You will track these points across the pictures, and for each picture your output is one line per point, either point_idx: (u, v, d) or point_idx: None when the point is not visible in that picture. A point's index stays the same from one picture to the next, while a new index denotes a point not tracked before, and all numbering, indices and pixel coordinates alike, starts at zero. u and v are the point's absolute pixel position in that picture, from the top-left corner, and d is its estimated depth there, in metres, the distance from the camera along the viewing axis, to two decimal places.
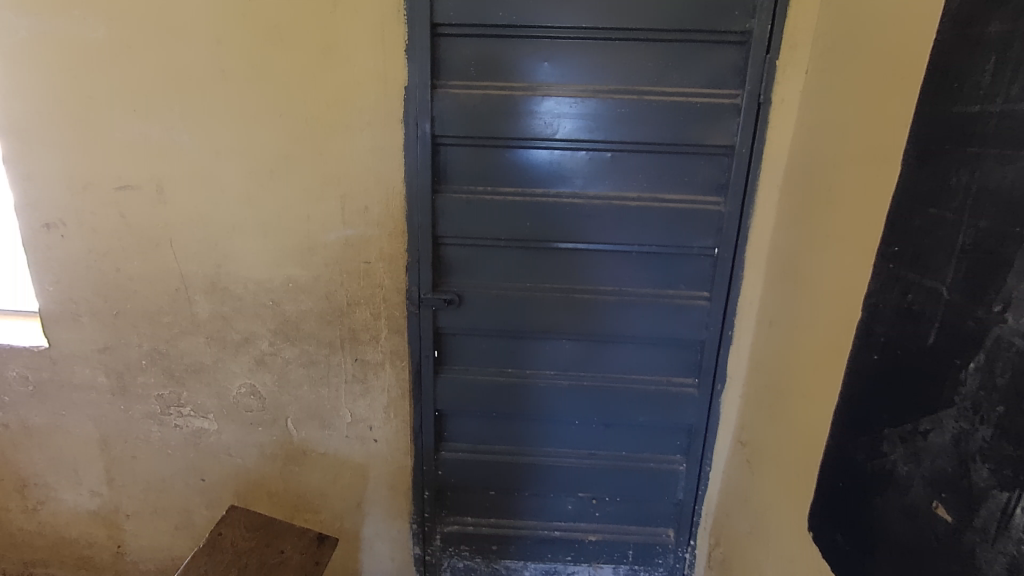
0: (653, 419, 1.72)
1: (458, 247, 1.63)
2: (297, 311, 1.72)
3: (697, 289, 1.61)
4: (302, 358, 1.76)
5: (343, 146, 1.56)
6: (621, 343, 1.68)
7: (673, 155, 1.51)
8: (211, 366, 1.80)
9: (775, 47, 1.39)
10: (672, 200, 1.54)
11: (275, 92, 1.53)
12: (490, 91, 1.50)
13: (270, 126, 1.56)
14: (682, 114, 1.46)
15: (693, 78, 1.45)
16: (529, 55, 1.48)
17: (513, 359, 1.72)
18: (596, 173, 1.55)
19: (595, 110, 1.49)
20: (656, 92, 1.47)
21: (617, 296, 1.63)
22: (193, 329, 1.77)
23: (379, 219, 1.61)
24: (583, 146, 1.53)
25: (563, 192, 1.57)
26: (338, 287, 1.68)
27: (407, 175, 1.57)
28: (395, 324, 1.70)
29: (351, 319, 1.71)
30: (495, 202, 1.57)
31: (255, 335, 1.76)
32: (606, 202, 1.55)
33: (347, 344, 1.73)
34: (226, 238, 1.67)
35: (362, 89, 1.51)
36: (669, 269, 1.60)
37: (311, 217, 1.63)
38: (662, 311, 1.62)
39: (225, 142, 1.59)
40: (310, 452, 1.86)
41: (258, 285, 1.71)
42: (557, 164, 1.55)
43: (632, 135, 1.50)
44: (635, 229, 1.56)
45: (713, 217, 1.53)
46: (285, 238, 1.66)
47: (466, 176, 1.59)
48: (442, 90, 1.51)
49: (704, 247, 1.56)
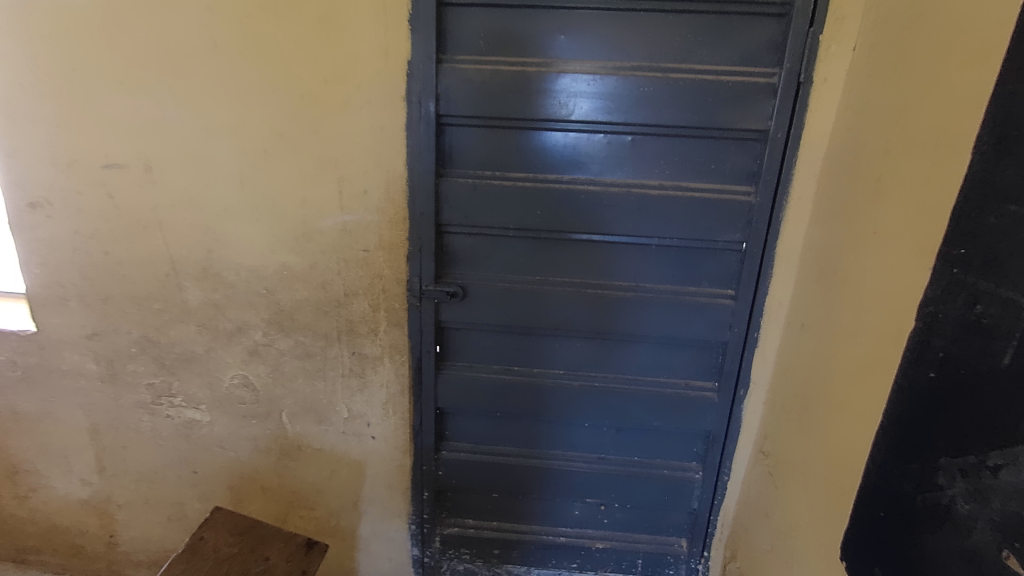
0: (669, 424, 1.61)
1: (463, 236, 1.52)
2: (292, 300, 1.62)
3: (721, 287, 1.49)
4: (297, 350, 1.67)
5: (342, 125, 1.45)
6: (636, 342, 1.57)
7: (699, 140, 1.38)
8: (202, 355, 1.72)
9: (820, 19, 1.25)
10: (697, 190, 1.41)
11: (268, 65, 1.42)
12: (501, 67, 1.38)
13: (264, 101, 1.45)
14: (711, 94, 1.33)
15: (725, 55, 1.32)
16: (544, 28, 1.35)
17: (520, 357, 1.62)
18: (614, 158, 1.42)
19: (615, 90, 1.35)
20: (683, 70, 1.33)
21: (634, 293, 1.51)
22: (184, 316, 1.68)
23: (378, 204, 1.50)
24: (602, 129, 1.40)
25: (577, 178, 1.45)
26: (334, 276, 1.58)
27: (409, 157, 1.45)
28: (395, 317, 1.59)
29: (348, 310, 1.60)
30: (503, 188, 1.45)
31: (248, 324, 1.66)
32: (624, 190, 1.43)
33: (344, 336, 1.63)
34: (217, 222, 1.57)
35: (362, 62, 1.39)
36: (692, 265, 1.48)
37: (307, 200, 1.52)
38: (682, 310, 1.50)
39: (216, 119, 1.48)
40: (306, 447, 1.78)
41: (251, 271, 1.61)
42: (573, 148, 1.42)
43: (655, 117, 1.36)
44: (656, 220, 1.44)
45: (742, 209, 1.40)
46: (280, 223, 1.55)
47: (473, 160, 1.47)
48: (449, 65, 1.38)
49: (731, 241, 1.43)
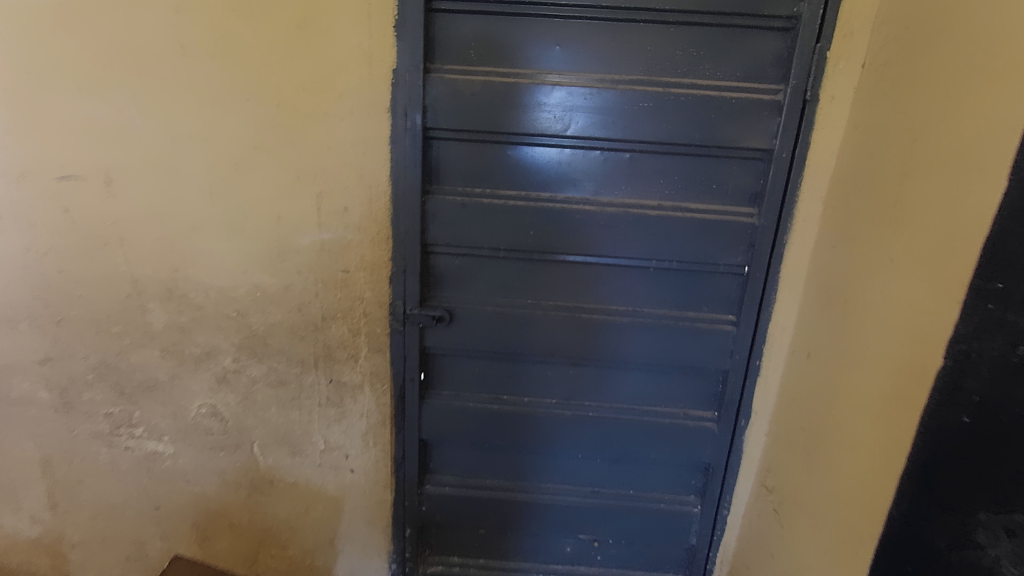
0: (666, 456, 1.52)
1: (450, 257, 1.43)
2: (265, 324, 1.51)
3: (722, 312, 1.42)
4: (270, 377, 1.56)
5: (321, 137, 1.35)
6: (631, 370, 1.48)
7: (700, 158, 1.31)
8: (167, 383, 1.59)
9: (827, 34, 1.19)
10: (698, 210, 1.34)
11: (242, 72, 1.32)
12: (492, 78, 1.30)
13: (237, 111, 1.35)
14: (714, 110, 1.26)
15: (728, 69, 1.26)
16: (538, 38, 1.28)
17: (509, 385, 1.52)
18: (611, 176, 1.35)
19: (612, 104, 1.28)
20: (684, 85, 1.27)
21: (631, 318, 1.43)
22: (146, 341, 1.55)
23: (359, 222, 1.40)
24: (598, 144, 1.32)
25: (572, 196, 1.37)
26: (311, 298, 1.47)
27: (394, 172, 1.36)
28: (376, 342, 1.49)
29: (326, 334, 1.50)
30: (494, 206, 1.37)
31: (216, 349, 1.55)
32: (621, 210, 1.35)
33: (321, 362, 1.52)
34: (184, 239, 1.46)
35: (344, 71, 1.30)
36: (691, 288, 1.41)
37: (282, 217, 1.42)
38: (681, 337, 1.42)
39: (185, 129, 1.37)
40: (278, 481, 1.65)
41: (221, 293, 1.49)
42: (567, 165, 1.35)
43: (654, 134, 1.29)
44: (654, 242, 1.36)
45: (745, 230, 1.33)
46: (252, 241, 1.44)
47: (462, 176, 1.38)
48: (437, 76, 1.30)
49: (733, 264, 1.36)
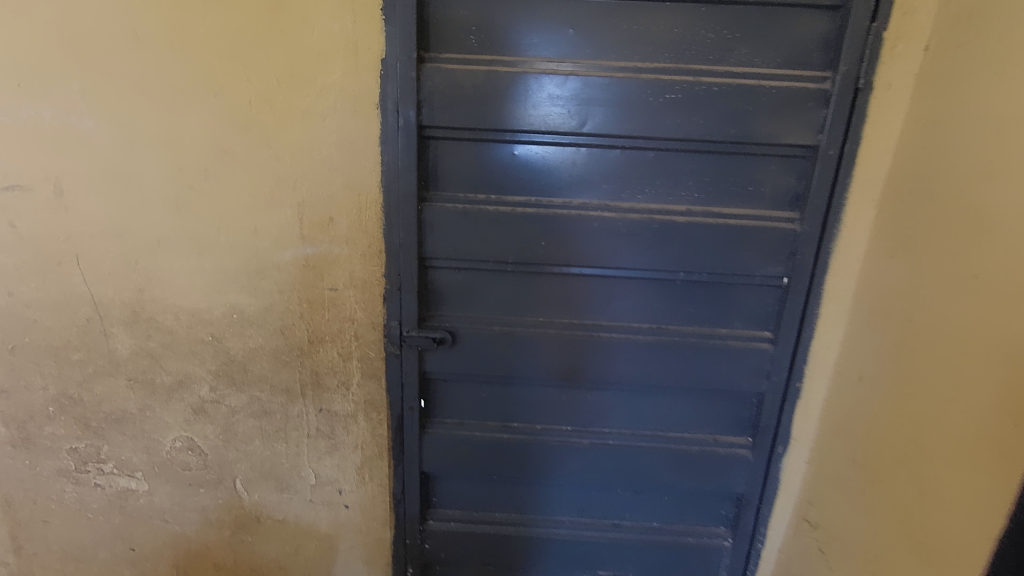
0: (695, 486, 1.38)
1: (451, 272, 1.27)
2: (244, 349, 1.34)
3: (756, 328, 1.27)
4: (252, 408, 1.40)
5: (301, 138, 1.18)
6: (654, 393, 1.33)
7: (735, 156, 1.15)
8: (136, 415, 1.43)
9: (884, 12, 1.04)
10: (731, 216, 1.18)
11: (208, 64, 1.15)
12: (496, 68, 1.13)
13: (203, 109, 1.18)
14: (752, 101, 1.10)
15: (767, 54, 1.10)
16: (548, 21, 1.11)
17: (519, 412, 1.37)
18: (633, 178, 1.18)
19: (635, 96, 1.11)
20: (717, 73, 1.10)
21: (655, 337, 1.28)
22: (112, 369, 1.39)
23: (347, 235, 1.23)
24: (619, 142, 1.16)
25: (589, 202, 1.20)
26: (296, 320, 1.31)
27: (385, 178, 1.19)
28: (370, 368, 1.33)
29: (313, 360, 1.34)
30: (500, 214, 1.20)
31: (191, 377, 1.38)
32: (645, 217, 1.19)
33: (308, 390, 1.36)
34: (149, 256, 1.29)
35: (325, 62, 1.13)
36: (722, 303, 1.25)
37: (259, 230, 1.25)
38: (711, 357, 1.27)
39: (144, 131, 1.20)
40: (265, 519, 1.50)
41: (193, 315, 1.33)
42: (583, 166, 1.18)
43: (683, 130, 1.12)
44: (683, 252, 1.20)
45: (785, 238, 1.18)
46: (226, 258, 1.27)
47: (463, 181, 1.21)
48: (433, 66, 1.13)
49: (771, 275, 1.21)
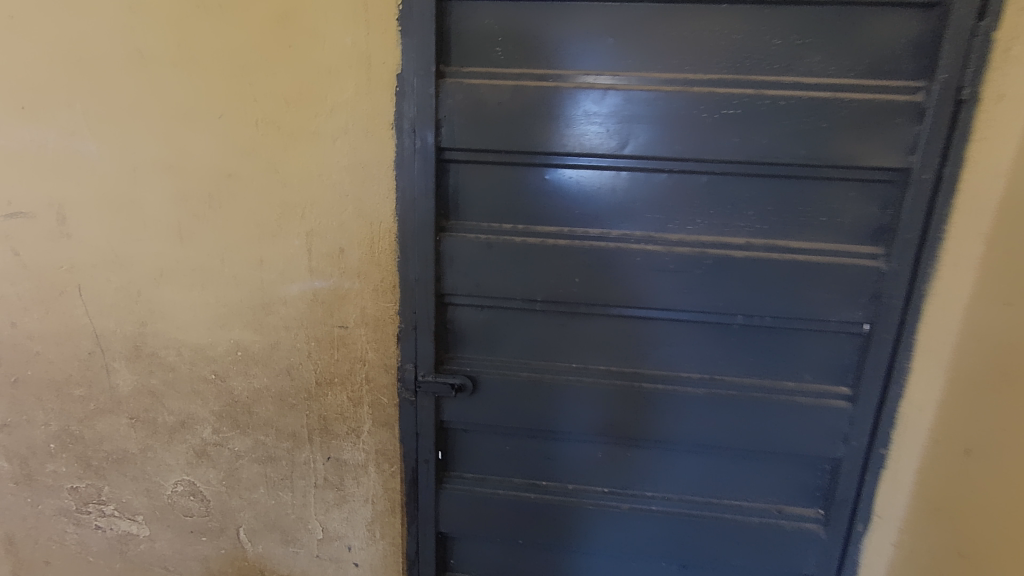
0: (753, 564, 1.18)
1: (473, 310, 1.12)
2: (249, 390, 1.23)
3: (830, 382, 1.08)
4: (257, 453, 1.28)
5: (309, 161, 1.07)
6: (705, 453, 1.15)
7: (805, 182, 0.98)
8: (138, 456, 1.33)
9: (994, 9, 0.86)
10: (801, 251, 1.00)
11: (213, 83, 1.06)
12: (525, 83, 0.99)
13: (206, 131, 1.09)
14: (827, 117, 0.93)
15: (846, 61, 0.92)
16: (584, 29, 0.97)
17: (549, 469, 1.20)
18: (683, 207, 1.02)
19: (685, 112, 0.96)
20: (784, 84, 0.93)
21: (708, 390, 1.10)
22: (114, 407, 1.30)
23: (358, 268, 1.11)
24: (666, 165, 1.00)
25: (631, 233, 1.04)
26: (303, 360, 1.19)
27: (400, 205, 1.06)
28: (382, 415, 1.19)
29: (320, 404, 1.21)
30: (528, 247, 1.06)
31: (193, 418, 1.28)
32: (697, 251, 1.02)
33: (316, 436, 1.24)
34: (151, 288, 1.20)
35: (336, 78, 1.02)
36: (788, 352, 1.07)
37: (265, 261, 1.14)
38: (774, 414, 1.09)
39: (147, 155, 1.12)
40: (269, 573, 1.37)
41: (196, 352, 1.23)
42: (624, 194, 1.03)
43: (743, 151, 0.96)
44: (741, 293, 1.03)
45: (866, 278, 0.99)
46: (230, 290, 1.17)
47: (487, 209, 1.08)
48: (454, 82, 1.01)
49: (849, 321, 1.02)
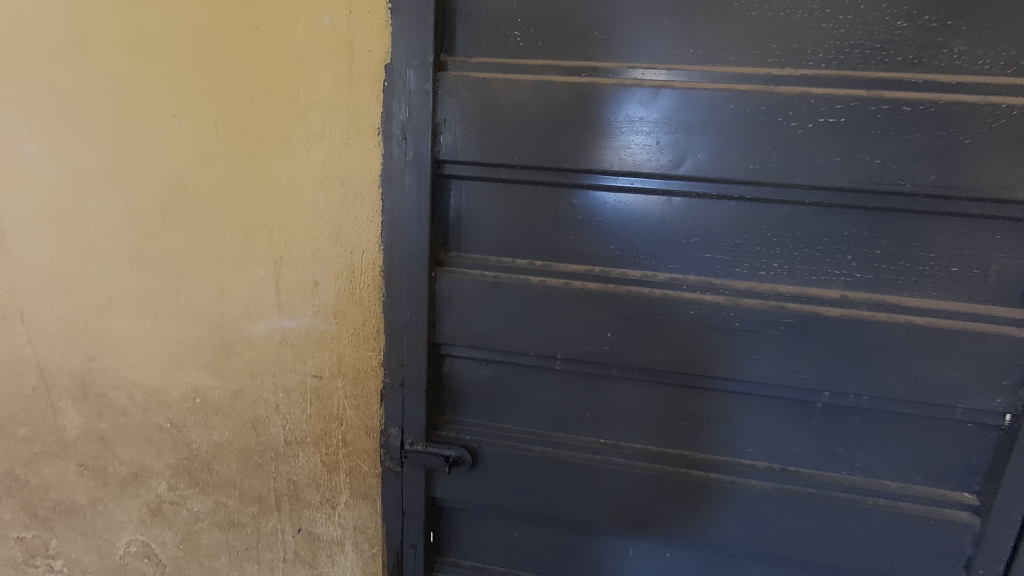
0: None
1: (475, 364, 0.89)
2: (208, 444, 1.03)
3: (947, 486, 0.79)
4: (218, 516, 1.07)
5: (278, 173, 0.85)
6: (771, 563, 0.88)
7: (930, 219, 0.71)
8: (87, 508, 1.14)
9: None
10: (917, 311, 0.73)
11: (163, 72, 0.86)
12: (549, 78, 0.76)
13: (157, 133, 0.88)
14: (970, 130, 0.66)
15: (1001, 52, 0.66)
16: (631, 10, 0.74)
17: (567, 565, 0.96)
18: (756, 246, 0.77)
19: (765, 120, 0.70)
20: (909, 83, 0.67)
21: (777, 486, 0.84)
22: (61, 451, 1.11)
23: (334, 306, 0.89)
24: (735, 190, 0.75)
25: (683, 278, 0.79)
26: (269, 413, 0.98)
27: (387, 232, 0.84)
28: (362, 486, 0.97)
29: (290, 466, 1.00)
30: (547, 291, 0.82)
31: (147, 471, 1.08)
32: (773, 306, 0.76)
33: (285, 504, 1.03)
34: (99, 318, 1.00)
35: (310, 69, 0.81)
36: (892, 444, 0.79)
37: (225, 292, 0.93)
38: (868, 525, 0.81)
39: (91, 161, 0.92)
40: None
41: (148, 395, 1.03)
42: (676, 226, 0.78)
43: (845, 174, 0.70)
44: (832, 364, 0.76)
45: (1013, 353, 0.71)
46: (186, 325, 0.97)
47: (496, 239, 0.84)
48: (457, 76, 0.78)
49: (983, 411, 0.74)
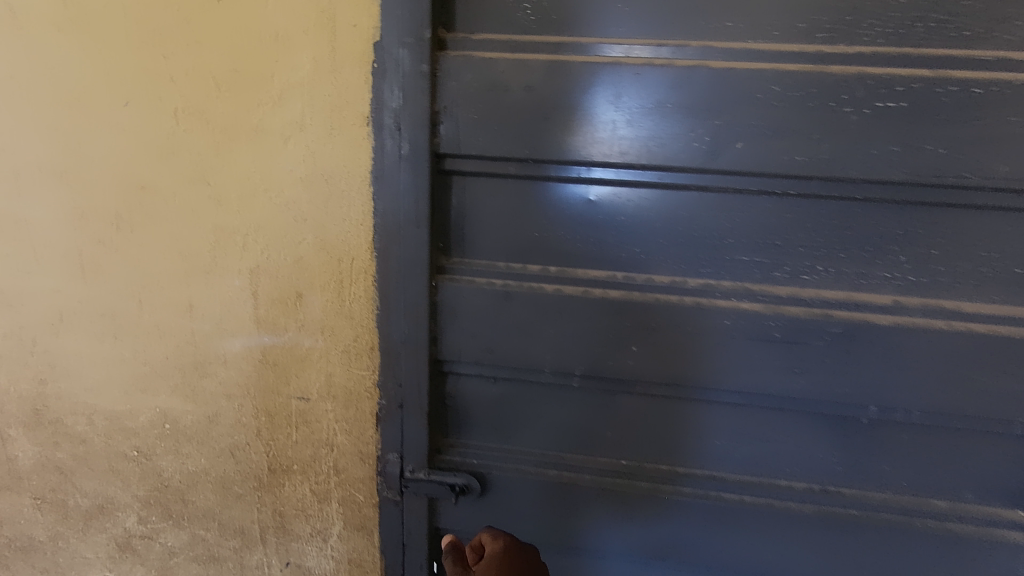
0: None
1: (482, 381, 0.80)
2: (182, 473, 0.92)
3: (1000, 503, 0.73)
4: (195, 551, 0.97)
5: (251, 169, 0.74)
6: None
7: (995, 215, 0.64)
8: (47, 545, 1.02)
9: None
10: (978, 318, 0.66)
11: (111, 54, 0.73)
12: (565, 57, 0.66)
13: (108, 124, 0.76)
14: None
15: None
16: None
17: None
18: (799, 247, 0.68)
19: (815, 106, 0.62)
20: (978, 61, 0.59)
21: (818, 508, 0.76)
22: (14, 484, 0.99)
23: (321, 320, 0.79)
24: (778, 185, 0.66)
25: (716, 284, 0.71)
26: (251, 439, 0.87)
27: (380, 237, 0.74)
28: (357, 516, 0.88)
29: (276, 496, 0.90)
30: (564, 301, 0.73)
31: (113, 503, 0.97)
32: (818, 314, 0.68)
33: (270, 536, 0.93)
34: (49, 337, 0.88)
35: (285, 49, 0.69)
36: (943, 461, 0.73)
37: (195, 306, 0.82)
38: (914, 547, 0.75)
39: (30, 158, 0.79)
40: None
41: (112, 421, 0.91)
42: (709, 226, 0.69)
43: (904, 166, 0.62)
44: (883, 377, 0.69)
45: None
46: (151, 343, 0.85)
47: (504, 243, 0.74)
48: (459, 55, 0.68)
49: None
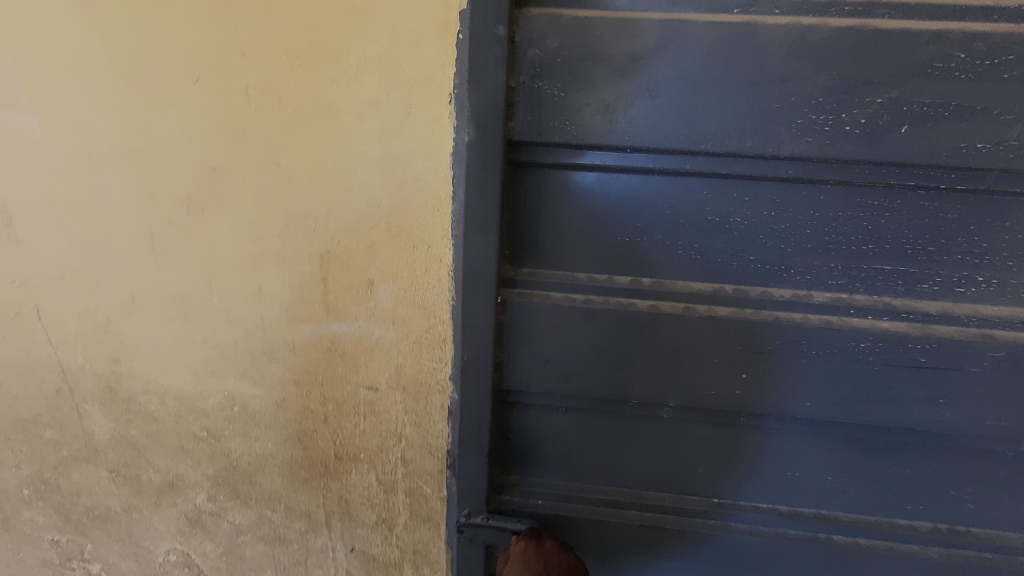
0: None
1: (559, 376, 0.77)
2: (249, 456, 0.92)
3: None
4: (262, 531, 0.97)
5: (321, 150, 0.70)
6: None
7: None
8: (123, 515, 1.04)
9: None
10: None
11: (182, 25, 0.70)
12: (684, 16, 0.60)
13: (178, 102, 0.73)
14: None
15: None
16: None
17: None
18: (957, 254, 0.65)
19: (1012, 75, 0.58)
20: None
21: (945, 552, 0.78)
22: (90, 456, 1.01)
23: (393, 310, 0.75)
24: (930, 177, 0.63)
25: (850, 297, 0.68)
26: (318, 425, 0.86)
27: (457, 225, 0.70)
28: (424, 507, 0.87)
29: (342, 484, 0.89)
30: (660, 319, 0.71)
31: (184, 480, 0.98)
32: (977, 336, 0.66)
33: (335, 522, 0.92)
34: (123, 317, 0.88)
35: (363, 19, 0.64)
36: None
37: (263, 291, 0.79)
38: None
39: (103, 139, 0.78)
40: None
41: (182, 402, 0.91)
42: (848, 228, 0.66)
43: None
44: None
45: None
46: (221, 327, 0.84)
47: (590, 241, 0.71)
48: (545, 15, 0.62)
49: None
